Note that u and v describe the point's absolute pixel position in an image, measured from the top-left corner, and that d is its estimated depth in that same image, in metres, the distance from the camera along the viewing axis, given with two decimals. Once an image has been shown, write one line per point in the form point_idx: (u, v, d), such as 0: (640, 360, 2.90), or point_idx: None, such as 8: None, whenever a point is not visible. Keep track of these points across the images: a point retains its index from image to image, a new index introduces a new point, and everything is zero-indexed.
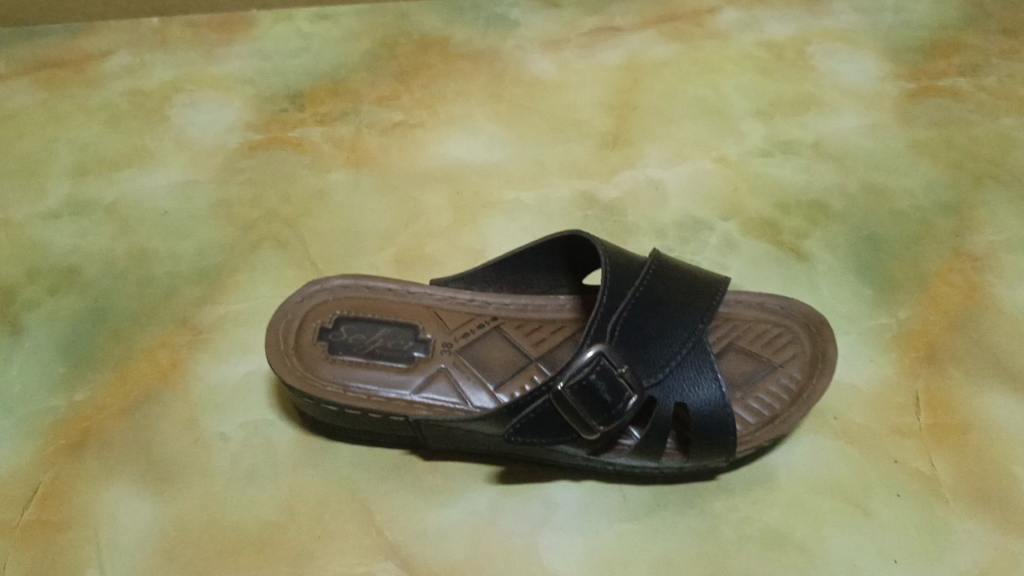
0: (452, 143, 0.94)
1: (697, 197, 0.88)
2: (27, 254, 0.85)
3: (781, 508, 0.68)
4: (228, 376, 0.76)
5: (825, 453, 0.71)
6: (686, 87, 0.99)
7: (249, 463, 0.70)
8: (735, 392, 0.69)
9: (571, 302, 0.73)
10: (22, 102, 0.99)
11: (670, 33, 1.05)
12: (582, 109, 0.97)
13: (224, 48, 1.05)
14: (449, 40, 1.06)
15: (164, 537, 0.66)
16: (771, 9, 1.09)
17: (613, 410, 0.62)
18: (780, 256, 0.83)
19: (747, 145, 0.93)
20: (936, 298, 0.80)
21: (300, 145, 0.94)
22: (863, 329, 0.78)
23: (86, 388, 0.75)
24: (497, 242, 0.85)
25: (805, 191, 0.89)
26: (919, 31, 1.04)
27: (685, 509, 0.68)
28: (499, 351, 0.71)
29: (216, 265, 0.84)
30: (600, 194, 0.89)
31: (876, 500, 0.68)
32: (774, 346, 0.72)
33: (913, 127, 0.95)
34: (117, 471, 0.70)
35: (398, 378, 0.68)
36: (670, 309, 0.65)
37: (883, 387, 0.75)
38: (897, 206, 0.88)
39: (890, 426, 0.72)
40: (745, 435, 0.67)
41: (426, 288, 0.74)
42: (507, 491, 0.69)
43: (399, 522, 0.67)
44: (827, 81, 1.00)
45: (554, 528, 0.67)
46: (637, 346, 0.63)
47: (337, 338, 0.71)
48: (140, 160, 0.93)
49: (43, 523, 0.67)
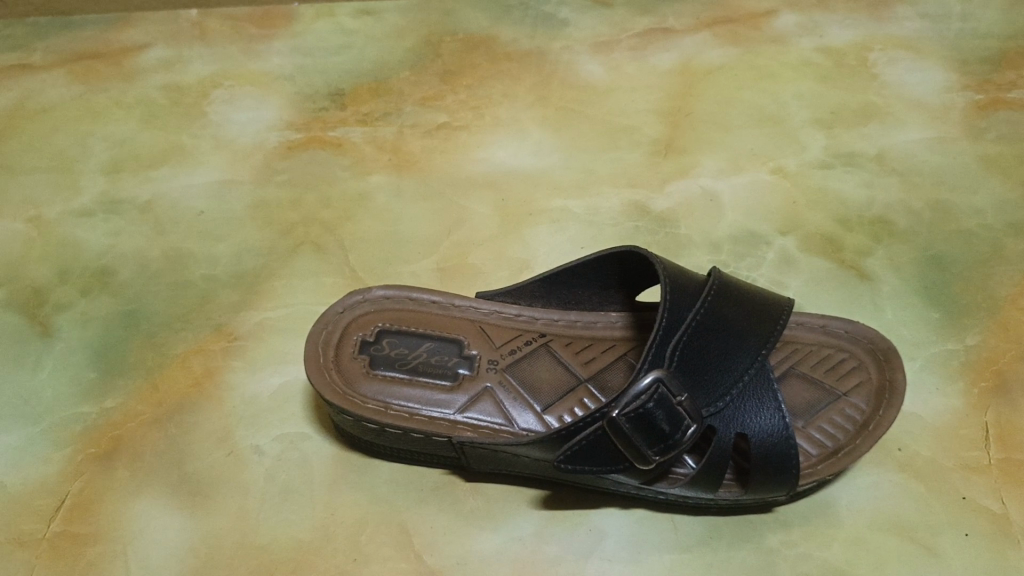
0: (498, 148, 0.91)
1: (753, 211, 0.85)
2: (60, 253, 0.83)
3: (842, 545, 0.64)
4: (264, 387, 0.73)
5: (888, 488, 0.67)
6: (742, 93, 0.95)
7: (284, 479, 0.67)
8: (796, 421, 0.66)
9: (623, 321, 0.70)
10: (58, 94, 0.97)
11: (725, 37, 1.01)
12: (634, 114, 0.94)
13: (264, 43, 1.02)
14: (496, 40, 1.02)
15: (194, 554, 0.64)
16: (831, 13, 1.04)
17: (671, 440, 0.58)
18: (841, 275, 0.79)
19: (806, 156, 0.89)
20: (1006, 325, 0.76)
21: (340, 146, 0.91)
22: (928, 355, 0.74)
23: (117, 395, 0.72)
24: (544, 252, 0.81)
25: (867, 207, 0.85)
26: (987, 40, 1.00)
27: (741, 542, 0.64)
28: (547, 371, 0.68)
29: (253, 270, 0.81)
30: (652, 205, 0.85)
31: (943, 538, 0.64)
32: (838, 374, 0.68)
33: (982, 142, 0.90)
34: (147, 483, 0.67)
35: (442, 397, 0.65)
36: (732, 335, 0.62)
37: (950, 419, 0.70)
38: (964, 226, 0.83)
39: (958, 461, 0.68)
40: (807, 467, 0.63)
41: (472, 302, 0.71)
42: (553, 517, 0.66)
43: (438, 546, 0.64)
44: (890, 91, 0.95)
45: (601, 559, 0.63)
46: (697, 373, 0.60)
47: (379, 352, 0.68)
48: (177, 157, 0.91)
49: (71, 535, 0.65)
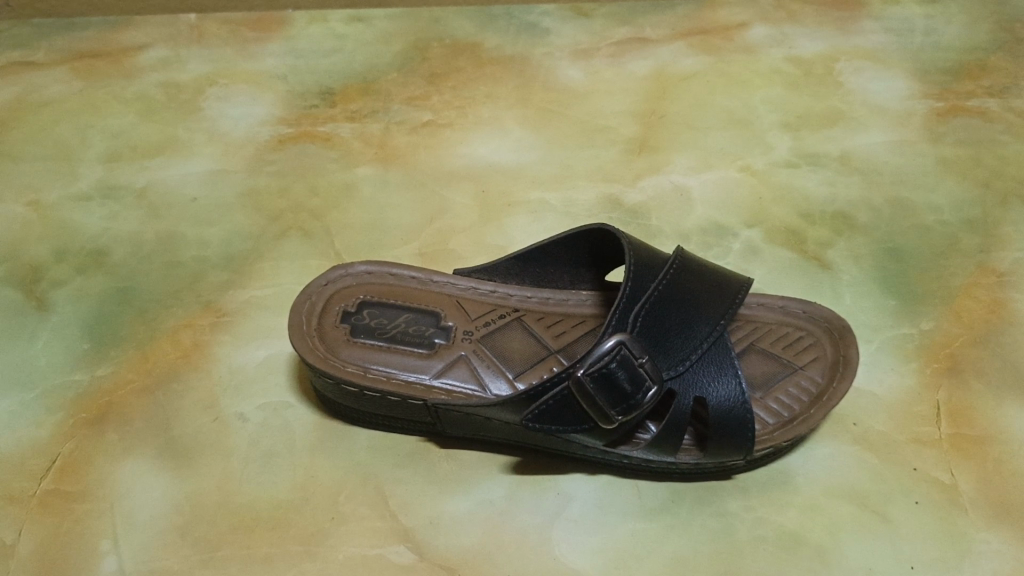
0: (480, 145, 0.95)
1: (721, 204, 0.89)
2: (58, 235, 0.86)
3: (798, 511, 0.67)
4: (249, 359, 0.76)
5: (843, 458, 0.70)
6: (714, 98, 1.00)
7: (266, 444, 0.70)
8: (754, 392, 0.69)
9: (593, 298, 0.74)
10: (59, 88, 1.01)
11: (699, 46, 1.06)
12: (610, 115, 0.98)
13: (258, 45, 1.07)
14: (481, 46, 1.07)
15: (179, 511, 0.66)
16: (801, 26, 1.10)
17: (632, 400, 0.62)
18: (803, 264, 0.83)
19: (773, 156, 0.94)
20: (959, 312, 0.79)
21: (329, 141, 0.95)
22: (885, 338, 0.78)
23: (108, 365, 0.76)
24: (521, 239, 0.85)
25: (829, 203, 0.89)
26: (948, 53, 1.05)
27: (701, 507, 0.67)
28: (519, 342, 0.71)
29: (242, 252, 0.85)
30: (625, 198, 0.89)
31: (895, 505, 0.67)
32: (796, 350, 0.71)
33: (940, 145, 0.95)
34: (135, 446, 0.70)
35: (418, 363, 0.69)
36: (692, 306, 0.66)
37: (904, 396, 0.74)
38: (923, 221, 0.88)
39: (910, 435, 0.71)
40: (764, 434, 0.66)
41: (450, 278, 0.75)
42: (523, 481, 0.69)
43: (412, 508, 0.67)
44: (855, 97, 1.00)
45: (567, 521, 0.66)
46: (658, 339, 0.64)
47: (360, 322, 0.71)
48: (173, 149, 0.95)
49: (60, 493, 0.68)
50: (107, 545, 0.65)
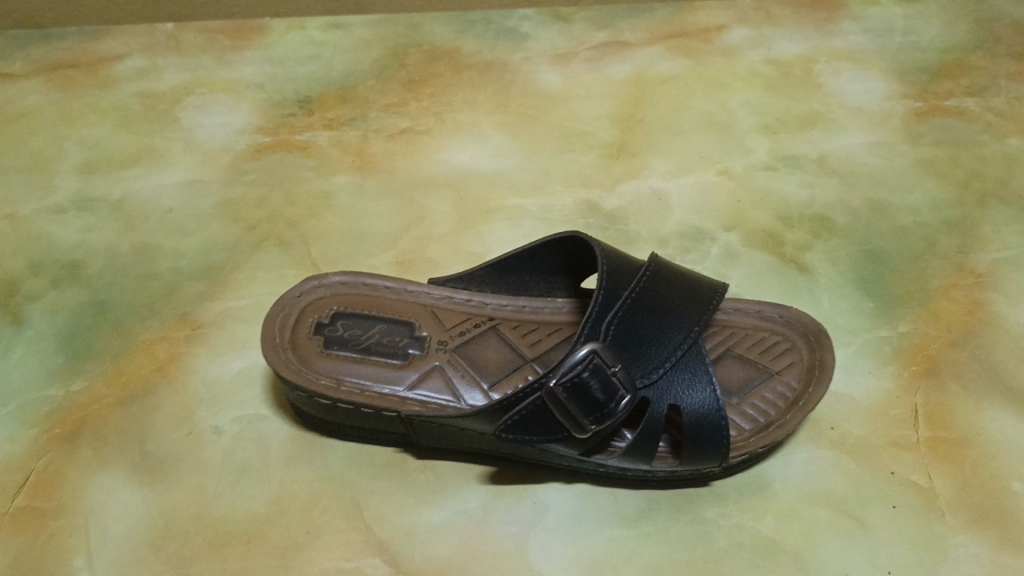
0: (458, 151, 0.95)
1: (699, 208, 0.89)
2: (33, 248, 0.86)
3: (775, 517, 0.66)
4: (225, 371, 0.76)
5: (820, 463, 0.70)
6: (693, 101, 1.00)
7: (241, 457, 0.70)
8: (730, 398, 0.69)
9: (568, 306, 0.74)
10: (35, 100, 1.01)
11: (678, 49, 1.06)
12: (588, 120, 0.98)
13: (236, 54, 1.06)
14: (460, 52, 1.07)
15: (154, 525, 0.66)
16: (780, 27, 1.10)
17: (606, 409, 0.61)
18: (780, 267, 0.83)
19: (751, 159, 0.94)
20: (937, 314, 0.79)
21: (306, 149, 0.95)
22: (862, 341, 0.77)
23: (83, 379, 0.75)
24: (498, 246, 0.85)
25: (808, 205, 0.89)
26: (927, 53, 1.05)
27: (678, 515, 0.67)
28: (494, 351, 0.71)
29: (218, 263, 0.84)
30: (603, 203, 0.89)
31: (872, 510, 0.67)
32: (772, 355, 0.71)
33: (919, 145, 0.95)
34: (110, 460, 0.70)
35: (393, 374, 0.68)
36: (666, 313, 0.65)
37: (882, 399, 0.73)
38: (902, 223, 0.87)
39: (887, 438, 0.71)
40: (739, 440, 0.66)
41: (425, 288, 0.75)
42: (499, 491, 0.68)
43: (388, 520, 0.66)
44: (833, 99, 1.00)
45: (544, 530, 0.66)
46: (631, 347, 0.63)
47: (333, 333, 0.71)
48: (150, 160, 0.94)
49: (34, 509, 0.67)
50: (82, 561, 0.64)
